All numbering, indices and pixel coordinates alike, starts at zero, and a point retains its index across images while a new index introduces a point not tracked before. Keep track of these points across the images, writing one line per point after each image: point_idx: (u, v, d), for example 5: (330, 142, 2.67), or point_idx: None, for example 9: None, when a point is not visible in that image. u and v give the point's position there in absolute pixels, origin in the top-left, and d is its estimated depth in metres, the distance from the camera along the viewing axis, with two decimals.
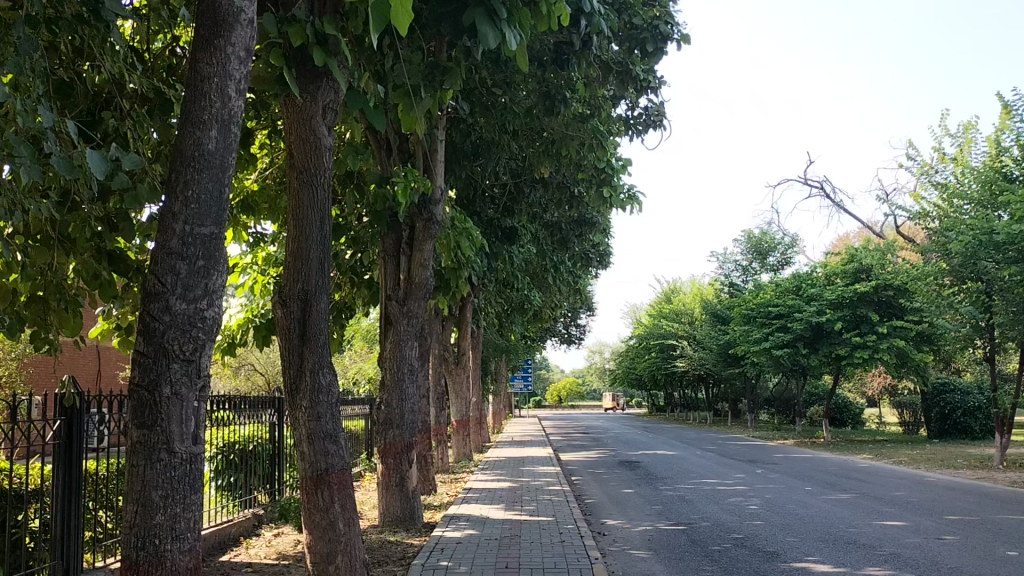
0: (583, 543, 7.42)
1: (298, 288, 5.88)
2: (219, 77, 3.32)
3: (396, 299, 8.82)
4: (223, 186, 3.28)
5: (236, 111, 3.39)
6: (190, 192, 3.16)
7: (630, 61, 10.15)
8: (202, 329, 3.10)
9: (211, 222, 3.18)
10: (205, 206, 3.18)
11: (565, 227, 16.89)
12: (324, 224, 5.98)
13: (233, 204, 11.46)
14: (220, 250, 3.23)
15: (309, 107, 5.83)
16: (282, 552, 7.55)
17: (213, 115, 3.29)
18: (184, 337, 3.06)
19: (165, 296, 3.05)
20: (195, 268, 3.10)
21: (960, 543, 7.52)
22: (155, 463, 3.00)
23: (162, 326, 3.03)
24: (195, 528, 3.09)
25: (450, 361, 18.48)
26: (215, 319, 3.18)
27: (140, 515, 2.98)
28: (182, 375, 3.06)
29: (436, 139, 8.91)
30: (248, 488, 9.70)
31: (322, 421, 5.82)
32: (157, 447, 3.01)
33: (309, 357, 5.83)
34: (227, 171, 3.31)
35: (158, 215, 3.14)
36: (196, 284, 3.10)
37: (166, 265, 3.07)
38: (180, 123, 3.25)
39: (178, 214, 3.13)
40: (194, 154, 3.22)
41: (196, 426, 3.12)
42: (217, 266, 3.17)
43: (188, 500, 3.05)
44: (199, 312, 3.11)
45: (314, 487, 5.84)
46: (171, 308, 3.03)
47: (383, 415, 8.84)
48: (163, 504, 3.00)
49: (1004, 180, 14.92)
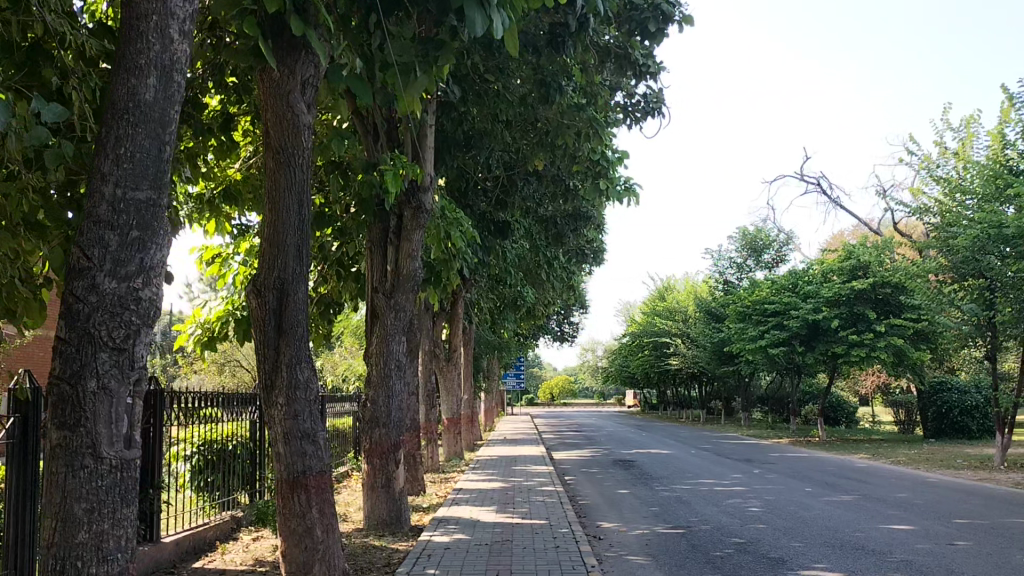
0: (579, 550, 7.04)
1: (275, 277, 5.48)
2: (159, 15, 3.08)
3: (383, 292, 8.41)
4: (162, 143, 3.04)
5: (180, 56, 3.15)
6: (122, 150, 2.93)
7: (631, 45, 9.83)
8: (136, 312, 2.87)
9: (148, 185, 2.95)
10: (139, 166, 2.95)
11: (560, 222, 16.52)
12: (302, 207, 5.56)
13: (214, 194, 11.06)
14: (159, 217, 3.00)
15: (286, 81, 5.42)
16: (259, 559, 7.15)
17: (152, 60, 3.05)
18: (113, 321, 2.82)
19: (92, 273, 2.82)
20: (127, 239, 2.87)
21: (973, 549, 7.18)
22: (77, 470, 2.77)
23: (89, 309, 2.81)
24: (126, 546, 2.86)
25: (441, 357, 18.07)
26: (152, 301, 2.95)
27: (59, 532, 2.74)
28: (110, 367, 2.83)
29: (426, 124, 8.45)
30: (227, 489, 9.28)
31: (299, 421, 5.41)
32: (80, 453, 2.79)
33: (285, 352, 5.44)
34: (168, 126, 3.07)
35: (87, 177, 2.92)
36: (129, 260, 2.86)
37: (93, 235, 2.84)
38: (113, 69, 3.02)
39: (109, 175, 2.91)
40: (128, 105, 2.98)
41: (127, 428, 2.90)
42: (153, 239, 2.95)
43: (117, 515, 2.83)
44: (134, 292, 2.88)
45: (291, 490, 5.43)
46: (98, 287, 2.81)
47: (369, 413, 8.43)
48: (87, 520, 2.76)
49: (1009, 174, 14.61)
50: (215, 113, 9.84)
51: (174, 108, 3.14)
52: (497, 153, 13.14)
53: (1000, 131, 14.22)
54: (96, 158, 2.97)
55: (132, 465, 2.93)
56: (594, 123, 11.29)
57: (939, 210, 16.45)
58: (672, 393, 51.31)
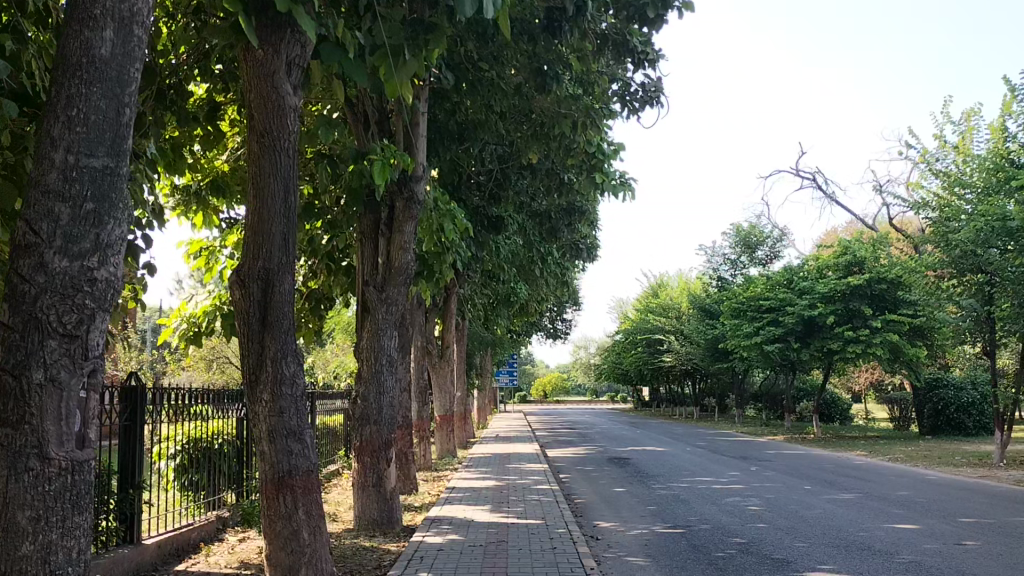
0: (577, 551, 6.80)
1: (260, 267, 5.22)
2: None
3: (374, 285, 8.15)
4: (121, 103, 2.91)
5: (140, 8, 3.02)
6: (74, 111, 2.80)
7: (629, 32, 9.66)
8: (89, 294, 2.74)
9: (104, 151, 2.83)
10: (93, 129, 2.82)
11: (554, 216, 16.27)
12: (289, 193, 5.30)
13: (201, 186, 10.78)
14: (116, 187, 2.87)
15: (271, 60, 5.17)
16: (245, 561, 6.90)
17: (109, 11, 2.93)
18: (63, 305, 2.69)
19: (40, 251, 2.69)
20: (80, 213, 2.75)
21: (983, 549, 6.98)
22: (22, 473, 2.60)
23: (35, 290, 2.67)
24: (77, 557, 2.69)
25: (434, 354, 17.80)
26: (108, 282, 2.82)
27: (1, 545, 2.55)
28: (59, 356, 2.69)
29: (418, 112, 8.16)
30: (214, 488, 9.03)
31: (284, 418, 5.16)
32: (25, 454, 2.62)
33: (271, 345, 5.17)
34: (126, 84, 2.94)
35: (36, 142, 2.79)
36: (82, 236, 2.74)
37: (42, 208, 2.72)
38: (67, 23, 2.89)
39: (60, 140, 2.78)
40: (81, 60, 2.85)
41: (78, 425, 2.75)
42: (110, 212, 2.83)
43: (67, 524, 2.65)
44: (87, 272, 2.75)
45: (276, 491, 5.16)
46: (46, 267, 2.67)
47: (359, 411, 8.17)
48: (31, 531, 2.58)
49: (1009, 167, 14.41)
50: (201, 101, 9.57)
51: (134, 65, 3.02)
52: (491, 145, 12.88)
53: (1000, 124, 14.05)
54: (46, 121, 2.84)
55: (85, 467, 2.77)
56: (590, 112, 11.04)
57: (938, 204, 16.28)
58: (664, 390, 51.15)
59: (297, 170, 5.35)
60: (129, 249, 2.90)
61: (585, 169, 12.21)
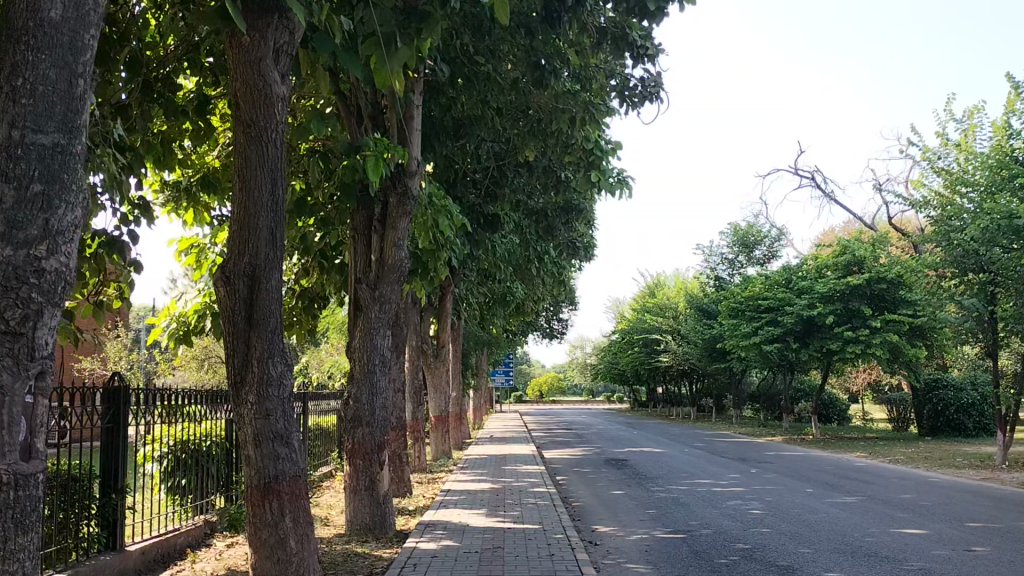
0: (575, 558, 6.58)
1: (246, 263, 4.99)
2: None
3: (367, 283, 7.92)
4: (73, 74, 2.77)
5: None
6: (21, 83, 2.66)
7: (628, 25, 9.42)
8: (36, 287, 2.61)
9: (54, 127, 2.69)
10: (42, 103, 2.68)
11: (551, 214, 16.04)
12: (276, 186, 5.08)
13: (191, 182, 10.53)
14: (68, 167, 2.73)
15: (258, 47, 4.94)
16: (231, 568, 6.67)
17: None
18: (6, 298, 2.55)
19: None
20: (27, 196, 2.61)
21: (993, 556, 6.81)
22: None
23: None
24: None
25: (430, 354, 17.56)
26: (57, 274, 2.69)
27: None
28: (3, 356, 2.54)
29: (412, 105, 7.93)
30: (202, 492, 8.79)
31: (271, 420, 4.93)
32: None
33: (257, 345, 4.95)
34: (79, 55, 2.80)
35: None
36: (30, 222, 2.60)
37: None
38: None
39: (7, 115, 2.63)
40: (30, 29, 2.71)
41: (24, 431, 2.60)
42: (60, 196, 2.70)
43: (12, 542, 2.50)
44: (35, 262, 2.61)
45: (262, 497, 4.94)
46: None
47: (351, 412, 7.93)
48: None
49: (1013, 165, 14.23)
50: (190, 95, 9.33)
51: (87, 33, 2.88)
52: (488, 141, 12.67)
53: (1004, 122, 13.87)
54: None
55: (31, 480, 2.61)
56: (589, 107, 10.83)
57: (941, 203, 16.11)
58: (661, 390, 50.98)
59: (284, 162, 5.14)
60: (80, 237, 2.76)
61: (582, 167, 11.99)
